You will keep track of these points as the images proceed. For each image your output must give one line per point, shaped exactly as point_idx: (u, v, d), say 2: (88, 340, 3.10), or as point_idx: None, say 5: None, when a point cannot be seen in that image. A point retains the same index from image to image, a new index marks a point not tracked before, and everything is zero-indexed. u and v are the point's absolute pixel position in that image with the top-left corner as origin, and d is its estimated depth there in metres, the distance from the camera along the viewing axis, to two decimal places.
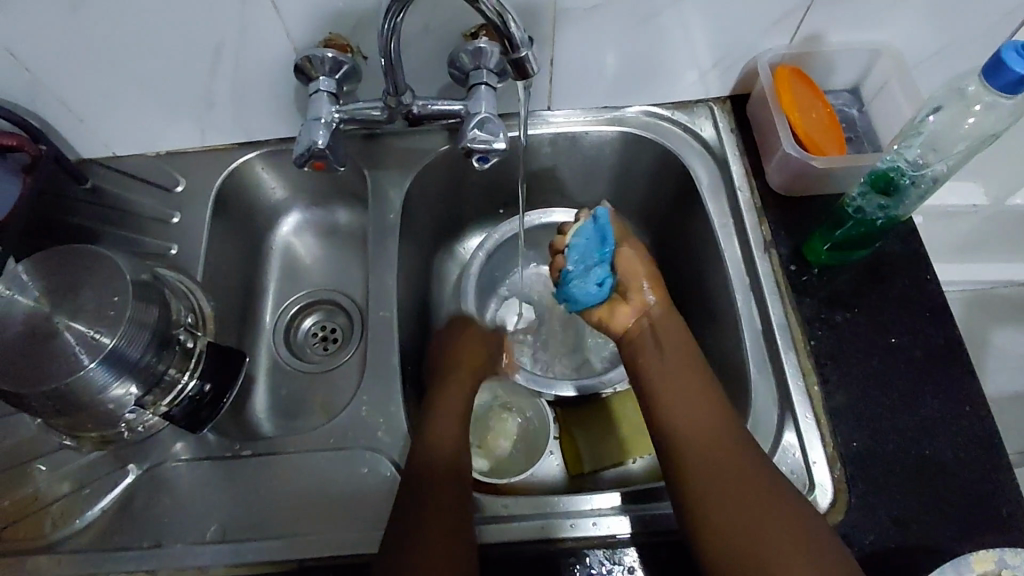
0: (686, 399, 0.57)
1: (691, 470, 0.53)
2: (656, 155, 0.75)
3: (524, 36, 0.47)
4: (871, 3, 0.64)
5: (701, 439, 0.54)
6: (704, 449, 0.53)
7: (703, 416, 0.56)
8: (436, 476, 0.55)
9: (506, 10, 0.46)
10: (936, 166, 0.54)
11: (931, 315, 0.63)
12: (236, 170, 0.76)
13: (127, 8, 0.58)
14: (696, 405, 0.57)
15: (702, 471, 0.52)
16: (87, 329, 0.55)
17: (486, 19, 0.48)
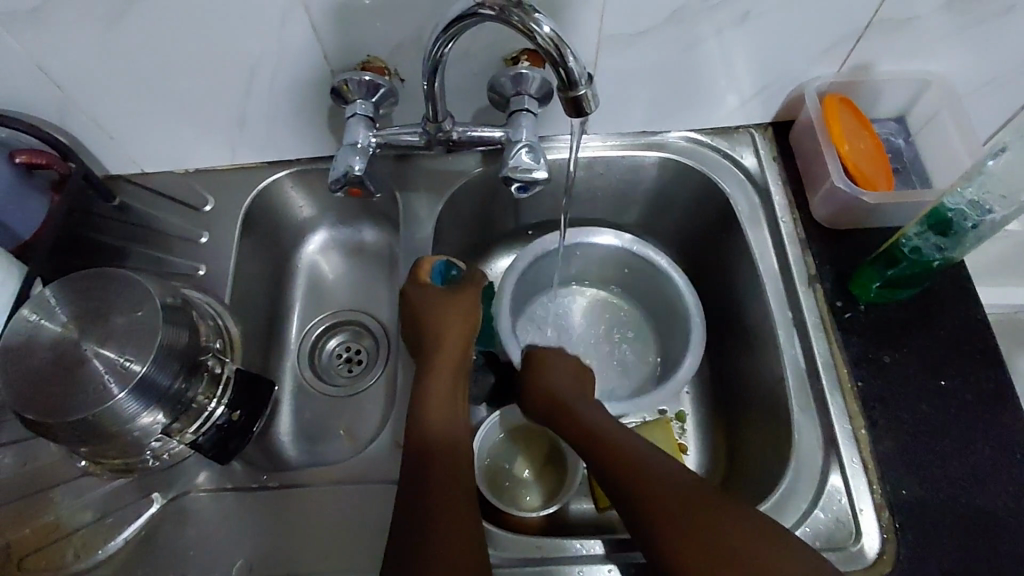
0: (637, 456, 0.53)
1: (669, 529, 0.48)
2: (694, 181, 0.73)
3: (583, 71, 0.46)
4: (926, 33, 0.62)
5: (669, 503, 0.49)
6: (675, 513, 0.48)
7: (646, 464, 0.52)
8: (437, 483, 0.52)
9: (563, 43, 0.45)
10: (1002, 209, 0.52)
11: (983, 357, 0.61)
12: (265, 189, 0.75)
13: (163, 27, 0.57)
14: (636, 452, 0.53)
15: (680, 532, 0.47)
16: (117, 356, 0.54)
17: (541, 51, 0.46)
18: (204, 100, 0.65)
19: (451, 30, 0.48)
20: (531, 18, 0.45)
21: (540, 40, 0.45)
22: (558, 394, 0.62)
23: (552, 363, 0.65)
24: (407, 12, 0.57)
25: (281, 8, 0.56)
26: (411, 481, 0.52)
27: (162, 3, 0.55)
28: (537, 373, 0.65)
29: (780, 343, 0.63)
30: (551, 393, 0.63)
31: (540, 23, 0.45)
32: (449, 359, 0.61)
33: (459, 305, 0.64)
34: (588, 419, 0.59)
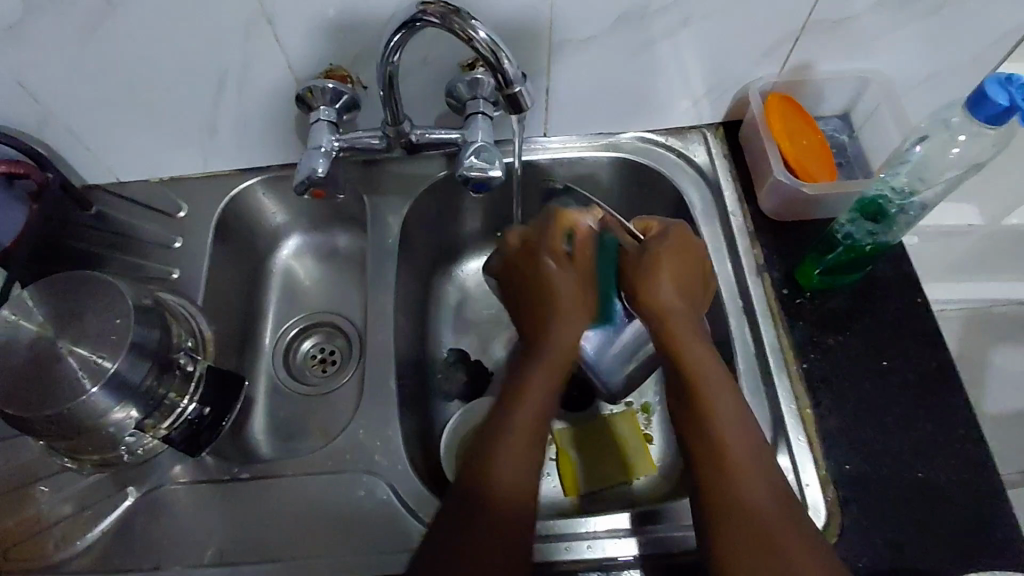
0: (711, 398, 0.55)
1: (712, 463, 0.53)
2: (651, 180, 0.77)
3: (518, 73, 0.51)
4: (859, 33, 0.66)
5: (739, 463, 0.52)
6: (728, 476, 0.52)
7: (725, 409, 0.54)
8: (497, 513, 0.51)
9: (499, 49, 0.50)
10: (923, 194, 0.56)
11: (923, 338, 0.64)
12: (238, 195, 0.77)
13: (134, 40, 0.60)
14: (719, 403, 0.55)
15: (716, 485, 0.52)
16: (90, 354, 0.56)
17: (481, 57, 0.51)
18: (176, 110, 0.68)
19: (396, 39, 0.52)
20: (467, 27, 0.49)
21: (478, 45, 0.50)
22: (654, 295, 0.59)
23: (676, 262, 0.60)
24: (366, 22, 0.60)
25: (246, 20, 0.59)
26: (461, 527, 0.50)
27: (132, 17, 0.57)
28: (658, 271, 0.60)
29: (730, 330, 0.66)
30: (662, 306, 0.59)
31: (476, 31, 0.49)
32: (563, 350, 0.60)
33: (579, 277, 0.62)
34: (702, 366, 0.56)
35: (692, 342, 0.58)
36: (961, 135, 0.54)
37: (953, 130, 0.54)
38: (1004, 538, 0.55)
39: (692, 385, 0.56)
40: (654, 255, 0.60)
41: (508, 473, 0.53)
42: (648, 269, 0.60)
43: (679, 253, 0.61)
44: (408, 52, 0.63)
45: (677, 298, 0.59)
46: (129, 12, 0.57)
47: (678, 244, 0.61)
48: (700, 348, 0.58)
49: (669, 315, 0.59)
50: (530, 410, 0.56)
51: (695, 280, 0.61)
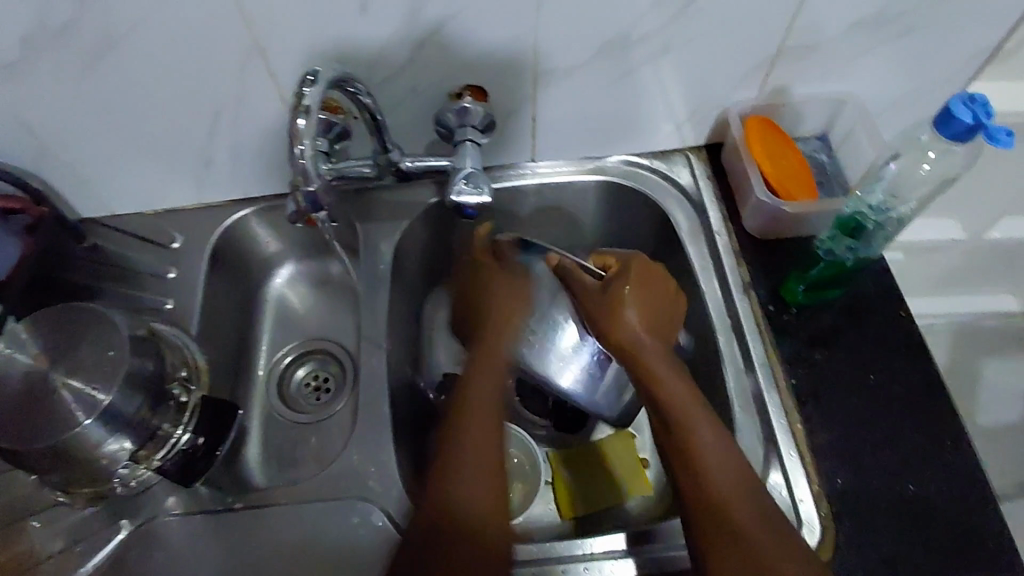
0: (692, 427, 0.56)
1: (702, 509, 0.53)
2: (637, 202, 0.78)
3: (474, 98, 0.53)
4: (833, 57, 0.69)
5: (731, 494, 0.53)
6: (713, 507, 0.52)
7: (704, 434, 0.55)
8: (454, 525, 0.53)
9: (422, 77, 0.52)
10: (899, 209, 0.58)
11: (908, 351, 0.65)
12: (232, 225, 0.78)
13: (131, 76, 0.61)
14: (698, 427, 0.56)
15: (719, 524, 0.52)
16: (84, 385, 0.57)
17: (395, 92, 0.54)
18: (170, 143, 0.69)
19: (356, 90, 0.55)
20: (299, 104, 0.48)
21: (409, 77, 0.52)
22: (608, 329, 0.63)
23: (643, 294, 0.63)
24: (356, 56, 0.62)
25: (239, 54, 0.61)
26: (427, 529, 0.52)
27: (130, 54, 0.59)
28: (621, 305, 0.62)
29: (719, 347, 0.67)
30: (615, 333, 0.62)
31: (298, 117, 0.48)
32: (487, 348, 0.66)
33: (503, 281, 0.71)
34: (668, 388, 0.58)
35: (667, 376, 0.59)
36: (931, 151, 0.56)
37: (923, 147, 0.56)
38: (997, 548, 0.55)
39: (670, 411, 0.57)
40: (618, 294, 0.63)
41: (463, 478, 0.55)
42: (610, 305, 0.63)
43: (641, 286, 0.63)
44: (397, 82, 0.65)
45: (643, 332, 0.61)
46: (127, 49, 0.59)
47: (642, 275, 0.64)
48: (669, 373, 0.59)
49: (637, 348, 0.61)
50: (482, 400, 0.60)
51: (666, 307, 0.63)
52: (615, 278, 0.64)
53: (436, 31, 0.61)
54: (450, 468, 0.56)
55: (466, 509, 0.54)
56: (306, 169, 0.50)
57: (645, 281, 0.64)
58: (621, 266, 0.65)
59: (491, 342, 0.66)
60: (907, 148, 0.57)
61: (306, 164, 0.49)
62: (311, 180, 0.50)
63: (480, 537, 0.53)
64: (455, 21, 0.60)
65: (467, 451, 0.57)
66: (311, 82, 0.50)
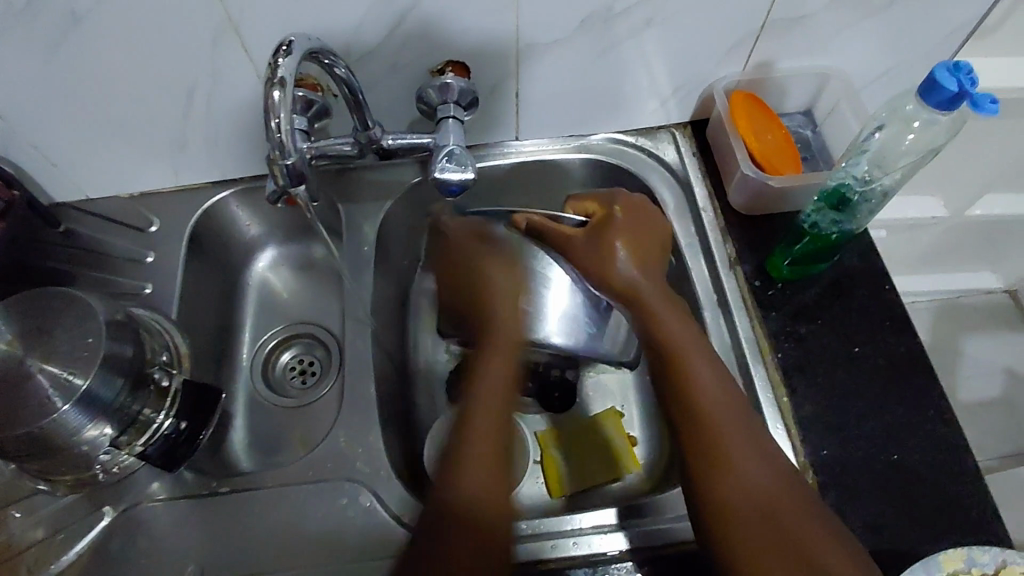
0: (693, 367, 0.57)
1: (709, 445, 0.53)
2: (622, 180, 0.78)
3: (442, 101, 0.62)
4: (816, 30, 0.68)
5: (731, 433, 0.54)
6: (710, 446, 0.53)
7: (704, 379, 0.56)
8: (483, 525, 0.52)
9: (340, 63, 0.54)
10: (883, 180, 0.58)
11: (892, 324, 0.65)
12: (211, 208, 0.76)
13: (100, 53, 0.59)
14: (701, 374, 0.56)
15: (723, 468, 0.52)
16: (60, 370, 0.55)
17: (340, 75, 0.55)
18: (145, 124, 0.67)
19: (336, 69, 0.54)
20: (273, 75, 0.46)
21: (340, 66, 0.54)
22: (508, 275, 0.71)
23: (637, 233, 0.65)
24: (333, 31, 0.61)
25: (213, 30, 0.59)
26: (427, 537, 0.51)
27: (99, 30, 0.57)
28: (612, 248, 0.64)
29: (706, 323, 0.67)
30: (611, 276, 0.64)
31: (274, 90, 0.46)
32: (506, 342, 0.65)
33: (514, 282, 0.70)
34: (672, 336, 0.59)
35: (669, 315, 0.60)
36: (915, 121, 0.55)
37: (907, 117, 0.56)
38: (981, 516, 0.56)
39: (674, 354, 0.58)
40: (606, 238, 0.65)
41: (466, 469, 0.54)
42: (603, 248, 0.65)
43: (628, 228, 0.65)
44: (378, 58, 0.64)
45: (637, 271, 0.63)
46: (96, 25, 0.57)
47: (630, 217, 0.65)
48: (671, 317, 0.60)
49: (635, 290, 0.62)
50: (492, 374, 0.61)
51: (655, 248, 0.65)
52: (602, 225, 0.66)
53: (416, 5, 0.59)
54: (454, 472, 0.54)
55: (471, 504, 0.52)
56: (284, 143, 0.48)
57: (642, 225, 0.65)
58: (605, 211, 0.67)
59: (499, 331, 0.66)
60: (893, 118, 0.57)
61: (283, 138, 0.47)
62: (287, 156, 0.49)
63: (475, 530, 0.51)
64: None
65: (467, 462, 0.55)
66: (286, 51, 0.47)
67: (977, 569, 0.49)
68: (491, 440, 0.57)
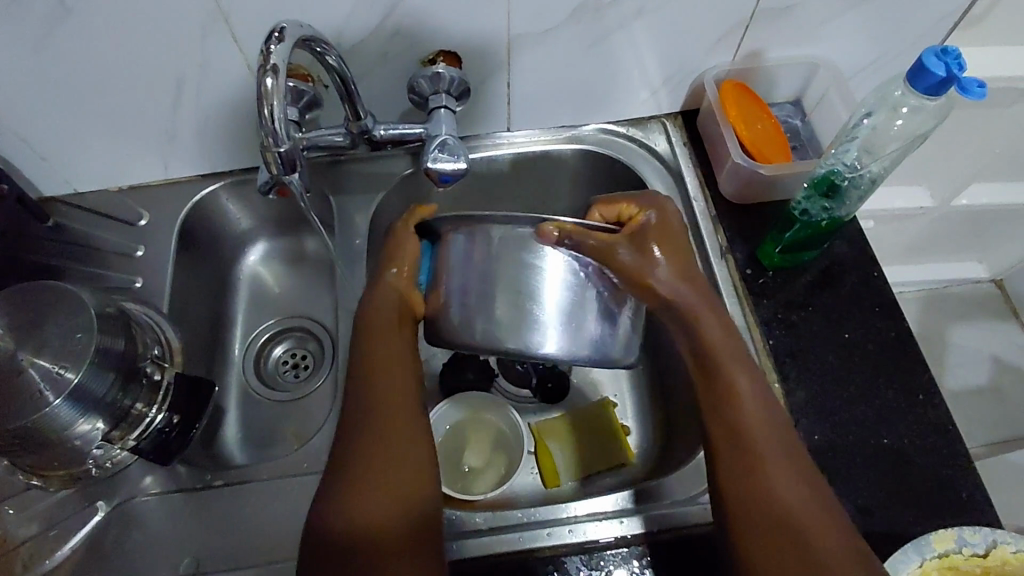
0: (735, 387, 0.54)
1: (743, 479, 0.50)
2: (614, 170, 0.78)
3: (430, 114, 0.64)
4: (804, 19, 0.68)
5: (773, 459, 0.50)
6: (743, 473, 0.50)
7: (749, 401, 0.53)
8: (376, 546, 0.48)
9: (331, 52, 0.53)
10: (872, 167, 0.58)
11: (881, 310, 0.66)
12: (201, 201, 0.76)
13: (88, 43, 0.58)
14: (747, 400, 0.53)
15: (756, 494, 0.49)
16: (52, 364, 0.55)
17: (333, 66, 0.55)
18: (133, 116, 0.67)
19: (327, 59, 0.53)
20: (265, 62, 0.45)
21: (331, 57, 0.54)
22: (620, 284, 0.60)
23: (667, 238, 0.58)
24: (323, 20, 0.60)
25: (201, 19, 0.58)
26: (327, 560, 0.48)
27: (86, 20, 0.56)
28: (652, 253, 0.57)
29: None
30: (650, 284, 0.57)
31: (266, 78, 0.45)
32: (393, 355, 0.57)
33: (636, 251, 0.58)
34: (715, 348, 0.56)
35: (710, 328, 0.57)
36: (903, 107, 0.56)
37: (895, 104, 0.56)
38: (970, 497, 0.57)
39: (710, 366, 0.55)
40: (642, 242, 0.57)
41: (365, 483, 0.50)
42: (646, 253, 0.57)
43: (661, 232, 0.58)
44: (368, 49, 0.64)
45: (680, 280, 0.57)
46: (84, 15, 0.56)
47: (662, 221, 0.59)
48: (717, 327, 0.57)
49: (675, 301, 0.57)
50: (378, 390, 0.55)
51: (687, 256, 0.59)
52: (636, 229, 0.58)
53: None
54: (345, 480, 0.50)
55: (368, 517, 0.49)
56: (276, 130, 0.47)
57: (668, 225, 0.59)
58: (637, 214, 0.60)
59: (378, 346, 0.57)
60: (884, 106, 0.57)
61: (276, 126, 0.47)
62: (281, 143, 0.48)
63: (394, 546, 0.49)
64: None
65: (360, 473, 0.51)
66: (278, 38, 0.47)
67: (967, 549, 0.50)
68: (389, 449, 0.52)
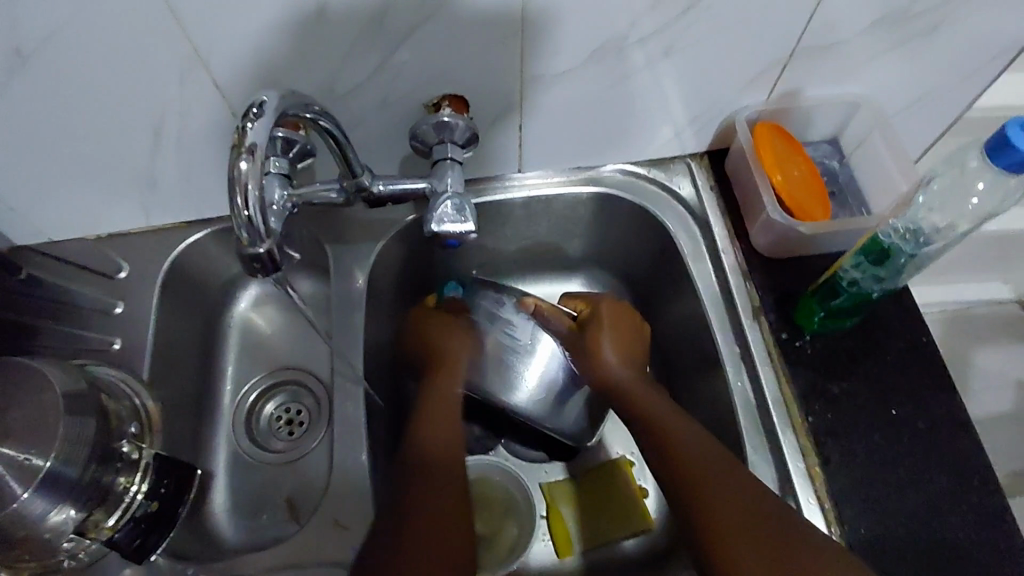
0: (674, 436, 0.57)
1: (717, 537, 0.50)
2: (634, 215, 0.72)
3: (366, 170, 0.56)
4: (847, 58, 0.62)
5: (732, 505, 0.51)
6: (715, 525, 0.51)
7: (694, 448, 0.56)
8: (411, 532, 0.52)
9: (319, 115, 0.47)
10: (936, 245, 0.52)
11: (930, 381, 0.60)
12: (187, 249, 0.70)
13: (53, 93, 0.52)
14: (686, 446, 0.56)
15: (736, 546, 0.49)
16: (15, 452, 0.50)
17: (320, 125, 0.48)
18: (109, 165, 0.61)
19: (313, 118, 0.47)
20: (241, 143, 0.41)
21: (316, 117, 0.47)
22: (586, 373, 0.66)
23: (616, 331, 0.67)
24: (316, 65, 0.54)
25: (182, 66, 0.52)
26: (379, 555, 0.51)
27: (49, 69, 0.50)
28: (601, 344, 0.66)
29: (728, 379, 0.62)
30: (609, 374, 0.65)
31: (241, 160, 0.41)
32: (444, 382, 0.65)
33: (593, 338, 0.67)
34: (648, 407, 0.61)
35: (641, 390, 0.63)
36: (979, 182, 0.50)
37: (970, 178, 0.50)
38: None
39: (657, 428, 0.59)
40: (594, 334, 0.67)
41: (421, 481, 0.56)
42: (588, 344, 0.67)
43: (612, 323, 0.67)
44: (367, 94, 0.57)
45: (623, 367, 0.65)
46: (46, 65, 0.50)
47: (614, 315, 0.68)
48: (645, 392, 0.62)
49: (619, 382, 0.64)
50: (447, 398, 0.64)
51: (633, 343, 0.67)
52: (591, 323, 0.67)
53: (408, 39, 0.53)
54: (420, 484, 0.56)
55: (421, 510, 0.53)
56: (252, 219, 0.42)
57: (619, 316, 0.68)
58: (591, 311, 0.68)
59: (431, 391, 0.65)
60: (954, 174, 0.51)
61: (251, 216, 0.42)
62: (257, 240, 0.44)
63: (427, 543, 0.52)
64: (431, 24, 0.52)
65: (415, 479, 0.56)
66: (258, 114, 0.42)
67: None
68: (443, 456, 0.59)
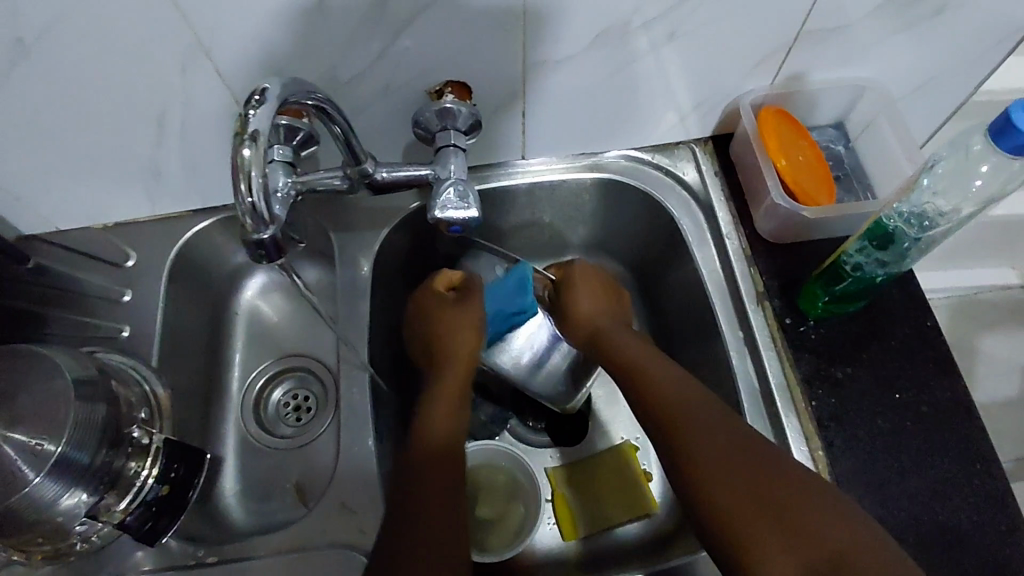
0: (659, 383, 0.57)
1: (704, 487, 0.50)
2: (638, 200, 0.72)
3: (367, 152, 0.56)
4: (852, 41, 0.61)
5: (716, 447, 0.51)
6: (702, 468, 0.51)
7: (680, 398, 0.55)
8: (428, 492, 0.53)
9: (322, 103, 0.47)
10: (939, 230, 0.53)
11: (934, 366, 0.60)
12: (193, 237, 0.71)
13: (57, 82, 0.52)
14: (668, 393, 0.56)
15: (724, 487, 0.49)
16: (28, 437, 0.50)
17: (319, 110, 0.48)
18: (113, 154, 0.61)
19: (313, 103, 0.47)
20: (243, 130, 0.41)
21: (315, 102, 0.47)
22: (575, 325, 0.66)
23: (590, 288, 0.67)
24: (318, 52, 0.54)
25: (184, 54, 0.52)
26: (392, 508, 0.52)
27: (52, 57, 0.50)
28: (577, 299, 0.67)
29: (731, 365, 0.62)
30: (588, 324, 0.65)
31: (244, 147, 0.41)
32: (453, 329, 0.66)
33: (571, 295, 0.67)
34: (631, 357, 0.60)
35: (623, 342, 0.62)
36: (982, 164, 0.50)
37: (974, 160, 0.50)
38: None
39: (640, 376, 0.58)
40: (569, 294, 0.67)
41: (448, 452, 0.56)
42: (564, 300, 0.68)
43: (583, 280, 0.68)
44: (369, 81, 0.58)
45: (603, 319, 0.65)
46: (49, 53, 0.50)
47: (585, 273, 0.68)
48: (625, 342, 0.62)
49: (599, 332, 0.64)
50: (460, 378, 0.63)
51: (610, 296, 0.68)
52: (564, 282, 0.68)
53: (409, 26, 0.53)
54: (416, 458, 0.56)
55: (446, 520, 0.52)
56: (256, 206, 0.43)
57: (592, 275, 0.68)
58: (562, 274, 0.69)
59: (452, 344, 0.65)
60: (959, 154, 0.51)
61: (254, 202, 0.42)
62: (262, 227, 0.44)
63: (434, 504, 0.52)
64: (432, 11, 0.52)
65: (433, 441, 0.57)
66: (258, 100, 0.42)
67: None
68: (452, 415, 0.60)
